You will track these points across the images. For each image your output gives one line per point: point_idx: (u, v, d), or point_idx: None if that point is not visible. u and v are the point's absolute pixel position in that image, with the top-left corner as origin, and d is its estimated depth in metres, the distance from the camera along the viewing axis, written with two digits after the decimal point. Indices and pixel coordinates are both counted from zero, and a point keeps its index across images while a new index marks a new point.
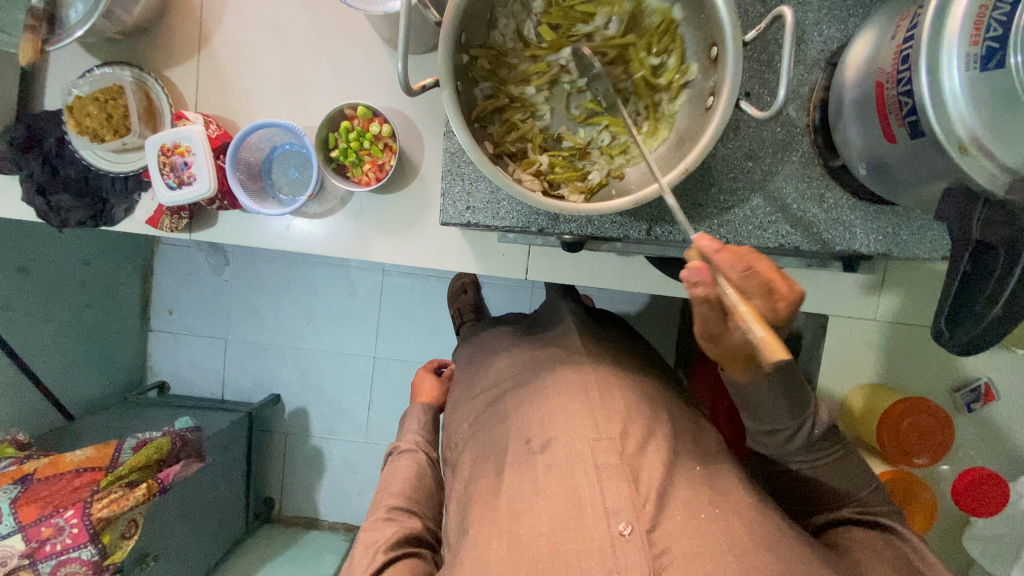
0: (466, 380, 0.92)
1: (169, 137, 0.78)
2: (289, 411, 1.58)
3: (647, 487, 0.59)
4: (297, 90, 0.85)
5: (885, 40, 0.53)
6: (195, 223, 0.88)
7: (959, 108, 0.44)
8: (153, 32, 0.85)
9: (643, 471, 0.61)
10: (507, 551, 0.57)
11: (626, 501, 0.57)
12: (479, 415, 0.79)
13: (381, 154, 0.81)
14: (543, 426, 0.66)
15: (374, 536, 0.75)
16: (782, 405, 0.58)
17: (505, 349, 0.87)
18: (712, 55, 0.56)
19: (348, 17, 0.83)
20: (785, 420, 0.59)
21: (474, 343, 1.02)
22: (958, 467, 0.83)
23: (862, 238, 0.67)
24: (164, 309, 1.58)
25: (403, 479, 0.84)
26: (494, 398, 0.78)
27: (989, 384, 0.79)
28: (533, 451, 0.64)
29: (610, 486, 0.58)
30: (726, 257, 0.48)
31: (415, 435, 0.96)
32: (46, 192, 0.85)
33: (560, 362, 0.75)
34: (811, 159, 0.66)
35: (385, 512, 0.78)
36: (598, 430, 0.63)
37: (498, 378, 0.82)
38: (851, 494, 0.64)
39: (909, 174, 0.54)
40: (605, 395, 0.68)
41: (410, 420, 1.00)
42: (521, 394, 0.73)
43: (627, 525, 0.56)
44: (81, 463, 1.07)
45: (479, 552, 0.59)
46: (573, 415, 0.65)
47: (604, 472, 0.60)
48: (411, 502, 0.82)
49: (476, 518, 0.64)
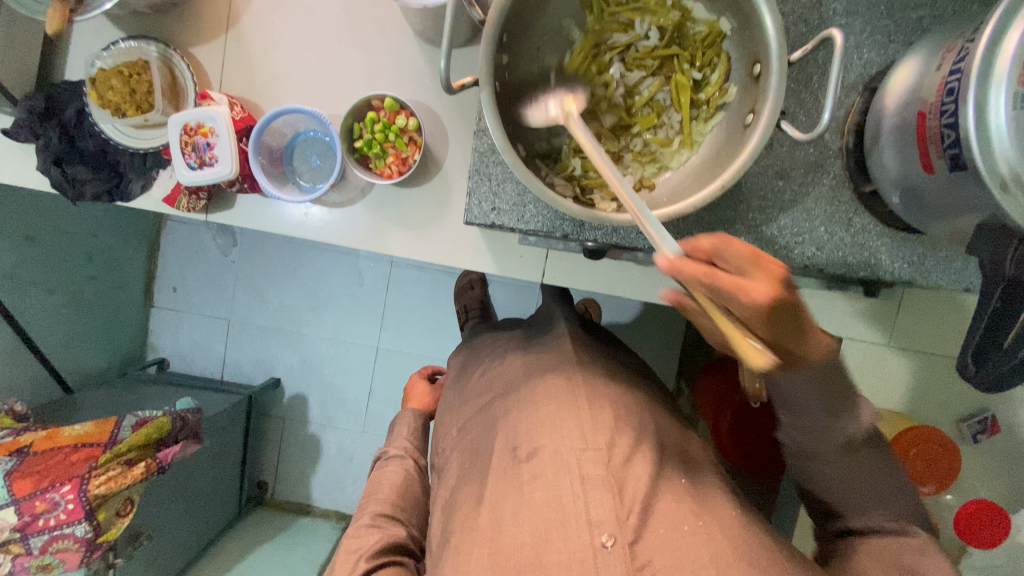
0: (455, 389, 0.91)
1: (194, 116, 0.77)
2: (288, 396, 1.58)
3: (632, 497, 0.59)
4: (324, 76, 0.84)
5: (929, 70, 0.52)
6: (211, 205, 0.87)
7: (1003, 147, 0.44)
8: (182, 8, 0.84)
9: (628, 483, 0.60)
10: (489, 558, 0.58)
11: (610, 513, 0.57)
12: (470, 421, 0.78)
13: (405, 148, 0.80)
14: (530, 435, 0.65)
15: (359, 542, 0.74)
16: (817, 400, 0.53)
17: (506, 354, 0.85)
18: (754, 72, 0.56)
19: (381, 7, 0.82)
20: (824, 414, 0.54)
21: (464, 352, 1.01)
22: (961, 498, 0.83)
23: (887, 265, 0.67)
24: (168, 286, 1.57)
25: (390, 485, 0.84)
26: (483, 405, 0.78)
27: (995, 416, 0.81)
28: (518, 461, 0.64)
29: (593, 498, 0.58)
30: (694, 268, 0.45)
31: (406, 440, 0.95)
32: (62, 163, 0.83)
33: (547, 369, 0.74)
34: (841, 182, 0.66)
35: (370, 519, 0.78)
36: (585, 440, 0.62)
37: (486, 385, 0.81)
38: (877, 503, 0.57)
39: (942, 205, 0.54)
40: (592, 404, 0.67)
41: (400, 427, 0.99)
42: (510, 400, 0.72)
43: (610, 537, 0.56)
44: (79, 438, 1.06)
45: (459, 560, 0.59)
46: (555, 420, 0.65)
47: (589, 483, 0.59)
48: (398, 509, 0.81)
49: (460, 524, 0.63)
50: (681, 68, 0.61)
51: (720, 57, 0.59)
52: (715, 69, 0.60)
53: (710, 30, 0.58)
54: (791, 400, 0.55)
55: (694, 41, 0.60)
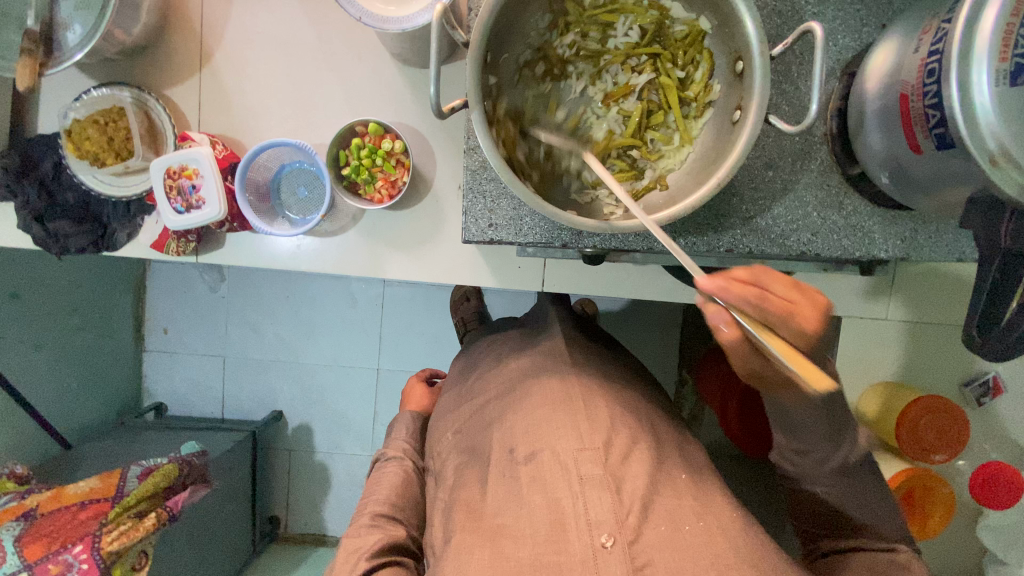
0: (454, 388, 0.91)
1: (177, 159, 0.76)
2: (292, 427, 1.56)
3: (631, 495, 0.58)
4: (304, 106, 0.84)
5: (907, 53, 0.53)
6: (201, 246, 0.86)
7: (989, 123, 0.45)
8: (153, 51, 0.83)
9: (627, 481, 0.59)
10: (490, 559, 0.56)
11: (608, 512, 0.57)
12: (467, 422, 0.78)
13: (394, 171, 0.79)
14: (528, 437, 0.64)
15: (359, 543, 0.73)
16: (822, 426, 0.62)
17: (503, 358, 0.84)
18: (738, 69, 0.56)
19: (356, 32, 0.82)
20: (824, 442, 0.63)
21: (465, 359, 0.98)
22: (973, 462, 0.85)
23: (881, 243, 0.68)
24: (159, 328, 1.53)
25: (389, 485, 0.83)
26: (479, 406, 0.77)
27: (997, 377, 0.82)
28: (516, 462, 0.63)
29: (592, 497, 0.57)
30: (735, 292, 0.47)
31: (401, 440, 0.94)
32: (44, 219, 0.82)
33: (543, 369, 0.74)
34: (828, 167, 0.67)
35: (369, 518, 0.77)
36: (582, 440, 0.61)
37: (480, 389, 0.81)
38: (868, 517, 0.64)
39: (929, 181, 0.55)
40: (588, 405, 0.66)
41: (398, 428, 0.99)
42: (504, 404, 0.72)
43: (609, 537, 0.55)
44: (84, 495, 1.05)
45: (462, 560, 0.57)
46: (546, 423, 0.64)
47: (587, 482, 0.58)
48: (399, 510, 0.80)
49: (457, 524, 0.62)
50: (665, 69, 0.61)
51: (703, 54, 0.60)
52: (698, 67, 0.60)
53: (689, 30, 0.59)
54: (795, 426, 0.63)
55: (675, 41, 0.60)
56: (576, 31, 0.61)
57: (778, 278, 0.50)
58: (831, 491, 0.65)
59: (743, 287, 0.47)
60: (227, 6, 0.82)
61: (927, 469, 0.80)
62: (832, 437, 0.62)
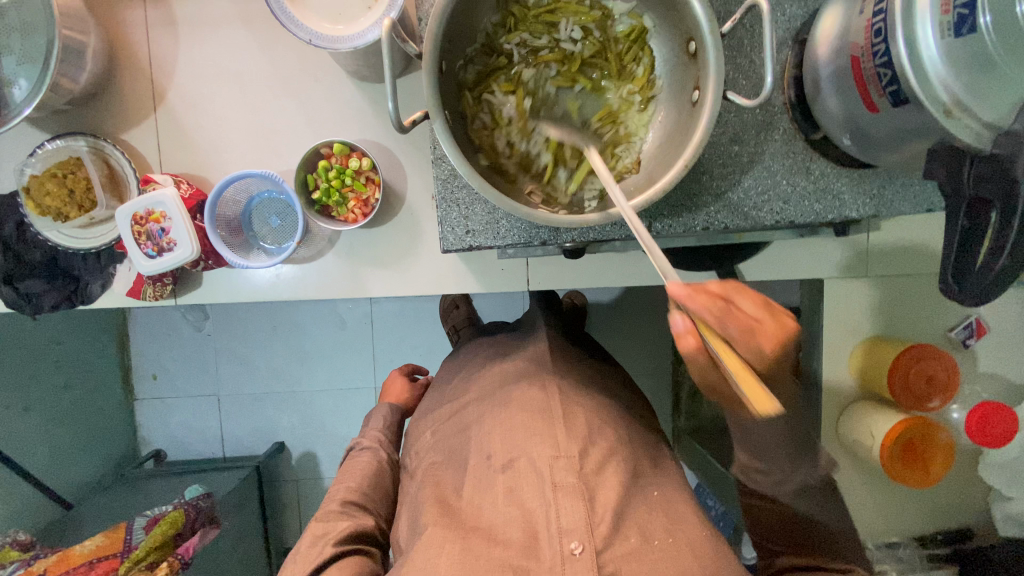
0: (438, 389, 0.90)
1: (142, 204, 0.75)
2: (296, 456, 1.54)
3: (603, 506, 0.58)
4: (266, 134, 0.83)
5: (853, 16, 0.54)
6: (179, 288, 0.85)
7: (939, 77, 0.46)
8: (105, 97, 0.81)
9: (600, 490, 0.60)
10: (459, 556, 0.56)
11: (580, 520, 0.56)
12: (445, 423, 0.78)
13: (365, 189, 0.79)
14: (505, 444, 0.64)
15: (327, 527, 0.73)
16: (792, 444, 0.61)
17: (487, 364, 0.83)
18: (690, 50, 0.57)
19: (309, 54, 0.81)
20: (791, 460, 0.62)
21: (455, 358, 0.97)
22: (967, 405, 0.87)
23: (851, 203, 0.69)
24: (147, 374, 1.50)
25: (360, 473, 0.82)
26: (459, 407, 0.77)
27: (979, 319, 0.84)
28: (494, 469, 0.63)
29: (565, 505, 0.57)
30: (704, 300, 0.46)
31: (377, 430, 0.92)
32: (13, 280, 0.80)
33: (523, 376, 0.74)
34: (792, 135, 0.68)
35: (338, 505, 0.77)
36: (558, 448, 0.62)
37: (462, 391, 0.81)
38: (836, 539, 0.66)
39: (888, 138, 0.56)
40: (566, 410, 0.67)
41: (374, 418, 0.96)
42: (483, 405, 0.72)
43: (578, 544, 0.55)
44: (92, 554, 1.07)
45: (430, 555, 0.57)
46: (522, 429, 0.64)
47: (560, 490, 0.58)
48: (365, 497, 0.80)
49: (430, 518, 0.61)
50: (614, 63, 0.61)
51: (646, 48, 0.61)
52: (641, 63, 0.62)
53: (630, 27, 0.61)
54: (764, 445, 0.60)
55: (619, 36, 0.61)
56: (524, 30, 0.60)
57: (747, 295, 0.51)
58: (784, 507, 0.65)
59: (711, 299, 0.46)
60: (175, 43, 0.81)
61: (921, 417, 0.81)
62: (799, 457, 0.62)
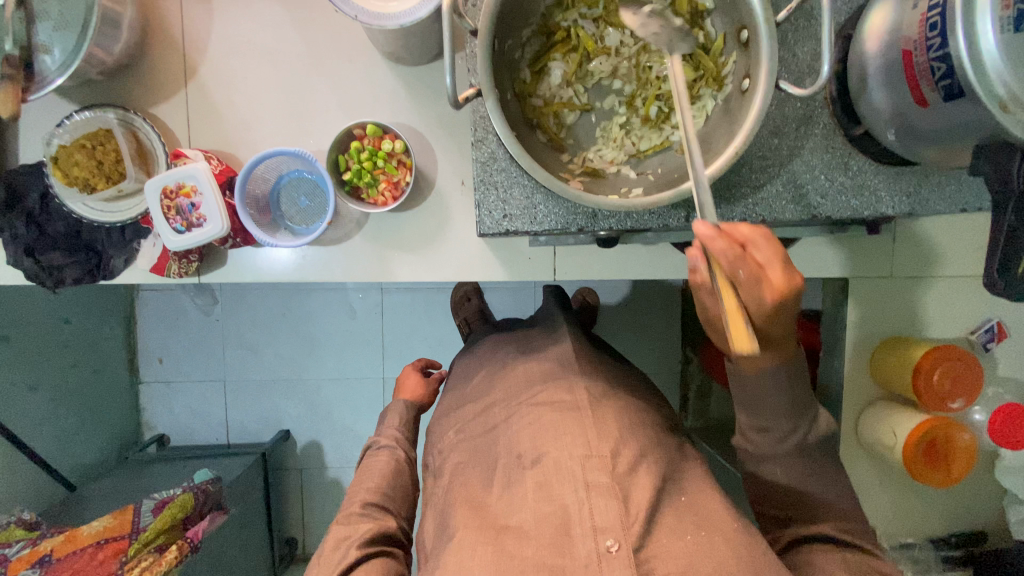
0: (457, 389, 0.88)
1: (173, 178, 0.74)
2: (300, 446, 1.52)
3: (637, 506, 0.57)
4: (299, 114, 0.82)
5: (906, 10, 0.54)
6: (203, 266, 0.84)
7: (996, 67, 0.46)
8: (135, 70, 0.80)
9: (632, 491, 0.59)
10: (493, 557, 0.55)
11: (614, 518, 0.55)
12: (471, 422, 0.76)
13: (396, 172, 0.78)
14: (534, 441, 0.63)
15: (349, 531, 0.72)
16: (782, 398, 0.57)
17: (512, 358, 0.82)
18: (742, 37, 0.57)
19: (345, 34, 0.81)
20: (783, 417, 0.57)
21: (474, 351, 0.96)
22: (988, 408, 0.87)
23: (888, 201, 0.70)
24: (153, 357, 1.48)
25: (380, 474, 0.80)
26: (486, 400, 0.77)
27: (1001, 322, 0.84)
28: (524, 465, 0.63)
29: (598, 504, 0.56)
30: (723, 245, 0.47)
31: (395, 429, 0.90)
32: (34, 252, 0.79)
33: (551, 376, 0.73)
34: (832, 130, 0.68)
35: (359, 508, 0.75)
36: (589, 447, 0.61)
37: (488, 387, 0.79)
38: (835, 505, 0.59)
39: (937, 133, 0.56)
40: (595, 412, 0.66)
41: (390, 415, 0.94)
42: (514, 402, 0.71)
43: (614, 541, 0.54)
44: (99, 535, 1.08)
45: (463, 556, 0.56)
46: (555, 423, 0.64)
47: (593, 490, 0.57)
48: (388, 500, 0.78)
49: (461, 520, 0.61)
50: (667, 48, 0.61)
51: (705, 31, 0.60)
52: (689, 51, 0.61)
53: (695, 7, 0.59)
54: (753, 399, 0.58)
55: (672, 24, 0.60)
56: (580, 8, 0.60)
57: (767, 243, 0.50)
58: (790, 473, 0.59)
59: (728, 242, 0.48)
60: (209, 18, 0.80)
61: (945, 418, 0.82)
62: (793, 412, 0.57)
